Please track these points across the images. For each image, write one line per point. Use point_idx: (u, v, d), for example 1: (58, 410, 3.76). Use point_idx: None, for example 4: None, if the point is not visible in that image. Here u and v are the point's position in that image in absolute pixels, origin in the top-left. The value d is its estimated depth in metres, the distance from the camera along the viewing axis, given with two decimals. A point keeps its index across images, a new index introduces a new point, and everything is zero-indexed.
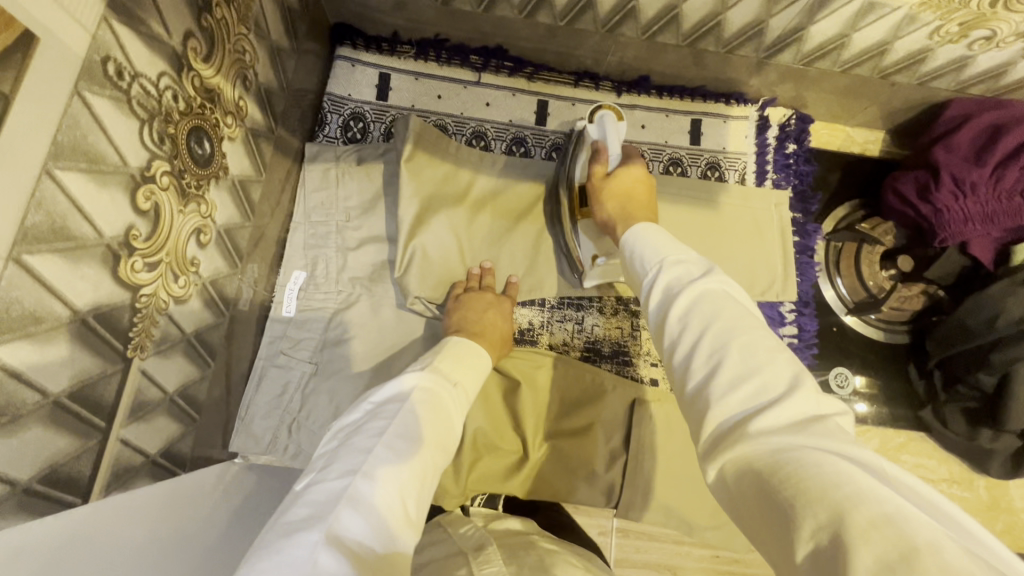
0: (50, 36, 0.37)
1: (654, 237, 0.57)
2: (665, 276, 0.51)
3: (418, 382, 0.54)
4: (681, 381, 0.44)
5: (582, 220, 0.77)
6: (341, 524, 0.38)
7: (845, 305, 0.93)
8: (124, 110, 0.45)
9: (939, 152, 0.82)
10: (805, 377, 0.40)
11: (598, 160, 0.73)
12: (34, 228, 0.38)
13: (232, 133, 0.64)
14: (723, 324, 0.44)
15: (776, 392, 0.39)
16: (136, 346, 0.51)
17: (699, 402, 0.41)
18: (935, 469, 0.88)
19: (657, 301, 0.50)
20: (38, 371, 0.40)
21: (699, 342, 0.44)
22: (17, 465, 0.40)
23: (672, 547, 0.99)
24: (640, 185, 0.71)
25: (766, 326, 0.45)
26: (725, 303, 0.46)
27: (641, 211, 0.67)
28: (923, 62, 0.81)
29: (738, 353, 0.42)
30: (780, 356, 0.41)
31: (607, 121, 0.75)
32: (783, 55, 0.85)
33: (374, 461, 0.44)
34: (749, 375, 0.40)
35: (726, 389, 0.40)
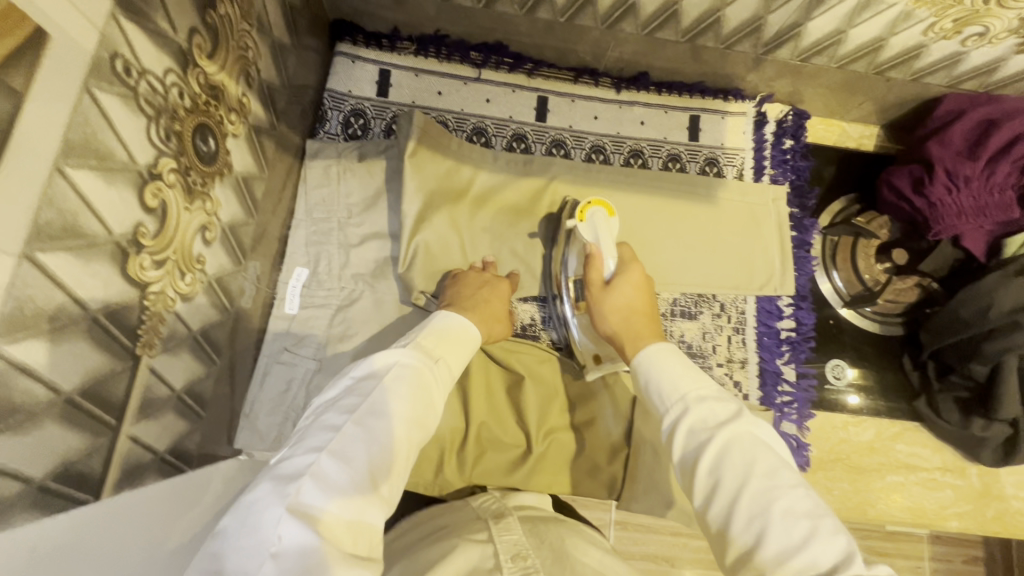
0: (59, 32, 0.37)
1: (671, 365, 0.58)
2: (688, 418, 0.53)
3: (392, 360, 0.54)
4: (722, 541, 0.46)
5: (581, 315, 0.81)
6: (303, 495, 0.40)
7: (842, 298, 0.94)
8: (132, 107, 0.45)
9: (933, 145, 0.83)
10: (846, 542, 0.42)
11: (594, 266, 0.76)
12: (46, 226, 0.38)
13: (236, 130, 0.64)
14: (759, 484, 0.46)
15: (824, 563, 0.41)
16: (144, 344, 0.52)
17: (746, 572, 0.43)
18: (928, 458, 0.90)
19: (682, 448, 0.52)
20: (50, 368, 0.40)
21: (737, 504, 0.46)
22: (32, 461, 0.40)
23: (669, 537, 1.01)
24: (637, 292, 0.74)
25: (801, 482, 0.47)
26: (756, 454, 0.48)
27: (643, 324, 0.70)
28: (918, 58, 0.83)
29: (778, 519, 0.43)
30: (822, 521, 0.43)
31: (598, 223, 0.78)
32: (781, 51, 0.86)
33: (342, 440, 0.45)
34: (793, 544, 0.42)
35: (773, 563, 0.42)
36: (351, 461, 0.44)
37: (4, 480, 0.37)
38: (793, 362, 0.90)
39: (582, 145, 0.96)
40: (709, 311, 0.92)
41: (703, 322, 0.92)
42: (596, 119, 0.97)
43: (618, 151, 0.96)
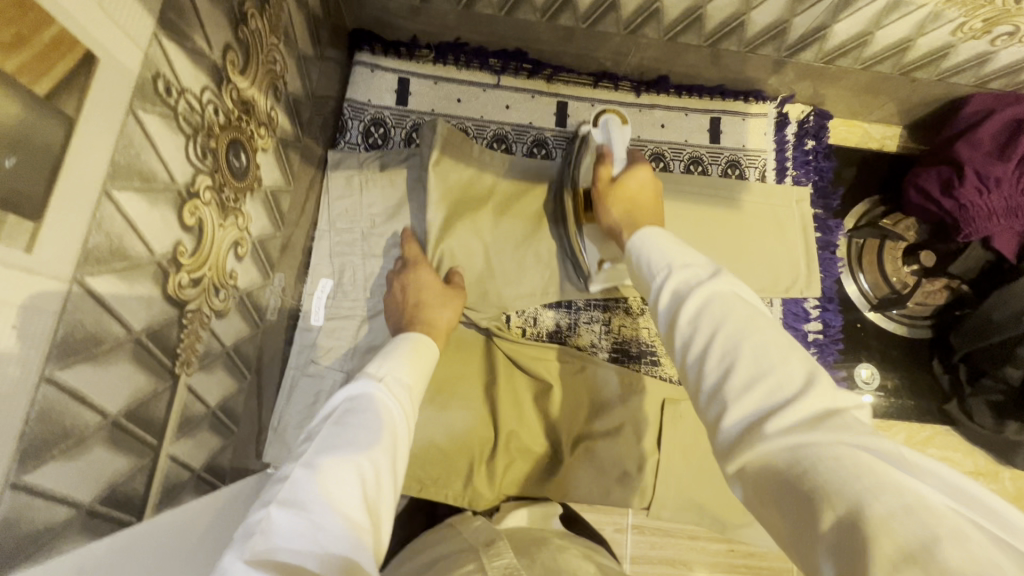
0: (108, 56, 0.37)
1: (658, 241, 0.55)
2: (671, 280, 0.49)
3: (340, 400, 0.52)
4: (694, 387, 0.43)
5: (586, 225, 0.77)
6: (260, 551, 0.36)
7: (869, 301, 0.93)
8: (171, 126, 0.45)
9: (962, 147, 0.82)
10: (820, 372, 0.39)
11: (602, 165, 0.72)
12: (94, 250, 0.38)
13: (265, 144, 0.63)
14: (736, 326, 0.42)
15: (791, 388, 0.38)
16: (182, 362, 0.51)
17: (715, 409, 0.40)
18: (960, 462, 0.89)
19: (664, 304, 0.48)
20: (97, 393, 0.40)
21: (711, 346, 0.42)
22: (80, 487, 0.40)
23: (687, 542, 1.00)
24: (646, 188, 0.70)
25: (778, 325, 0.43)
26: (736, 303, 0.44)
27: (645, 213, 0.65)
28: (945, 58, 0.82)
29: (752, 355, 0.40)
30: (797, 357, 0.40)
31: (610, 124, 0.73)
32: (805, 54, 0.85)
33: (295, 486, 0.41)
34: (764, 375, 0.39)
35: (739, 392, 0.39)
36: (308, 501, 0.39)
37: (54, 507, 0.37)
38: (821, 364, 0.90)
39: None
40: None
41: None
42: None
43: (640, 156, 0.96)
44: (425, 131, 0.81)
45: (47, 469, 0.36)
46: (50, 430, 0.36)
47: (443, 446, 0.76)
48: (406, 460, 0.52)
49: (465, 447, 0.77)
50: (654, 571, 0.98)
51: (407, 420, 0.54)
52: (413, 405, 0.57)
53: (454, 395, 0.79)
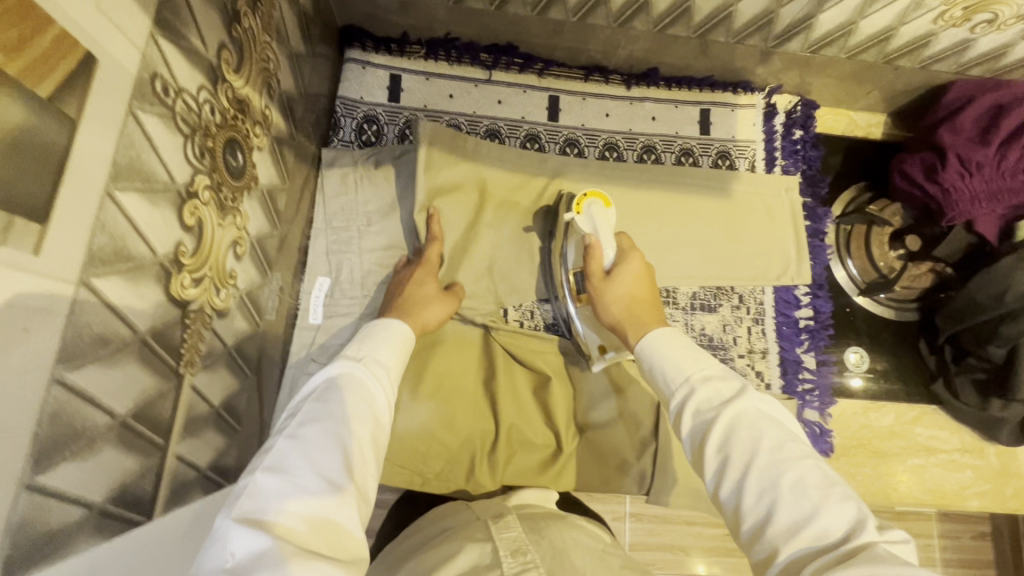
0: (108, 56, 0.37)
1: (670, 348, 0.58)
2: (694, 399, 0.51)
3: (326, 374, 0.53)
4: (734, 520, 0.45)
5: (581, 307, 0.79)
6: (247, 509, 0.40)
7: (857, 286, 0.96)
8: (170, 126, 0.45)
9: (945, 133, 0.84)
10: (863, 512, 0.40)
11: (594, 257, 0.73)
12: (99, 251, 0.38)
13: (261, 143, 0.63)
14: (767, 458, 0.44)
15: (833, 531, 0.39)
16: (186, 362, 0.52)
17: (759, 548, 0.42)
18: (947, 440, 0.92)
19: (689, 430, 0.51)
20: (105, 394, 0.40)
21: (744, 480, 0.44)
22: (92, 487, 0.40)
23: (684, 527, 1.02)
24: (639, 282, 0.72)
25: (811, 453, 0.45)
26: (762, 429, 0.46)
27: (646, 312, 0.68)
28: (927, 46, 0.84)
29: (787, 492, 0.42)
30: (832, 490, 0.41)
31: (596, 214, 0.76)
32: (791, 44, 0.86)
33: (279, 455, 0.44)
34: (805, 520, 0.40)
35: (784, 536, 0.40)
36: (293, 469, 0.43)
37: (67, 507, 0.38)
38: (813, 349, 0.92)
39: (595, 142, 0.96)
40: (729, 304, 0.92)
41: (722, 315, 0.92)
42: (608, 116, 0.97)
43: (631, 148, 0.97)
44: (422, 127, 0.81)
45: (61, 470, 0.36)
46: (62, 431, 0.36)
47: (444, 441, 0.77)
48: (388, 428, 0.53)
49: (466, 441, 0.78)
50: (652, 555, 1.00)
51: (389, 392, 0.55)
52: (394, 381, 0.57)
53: (455, 390, 0.80)
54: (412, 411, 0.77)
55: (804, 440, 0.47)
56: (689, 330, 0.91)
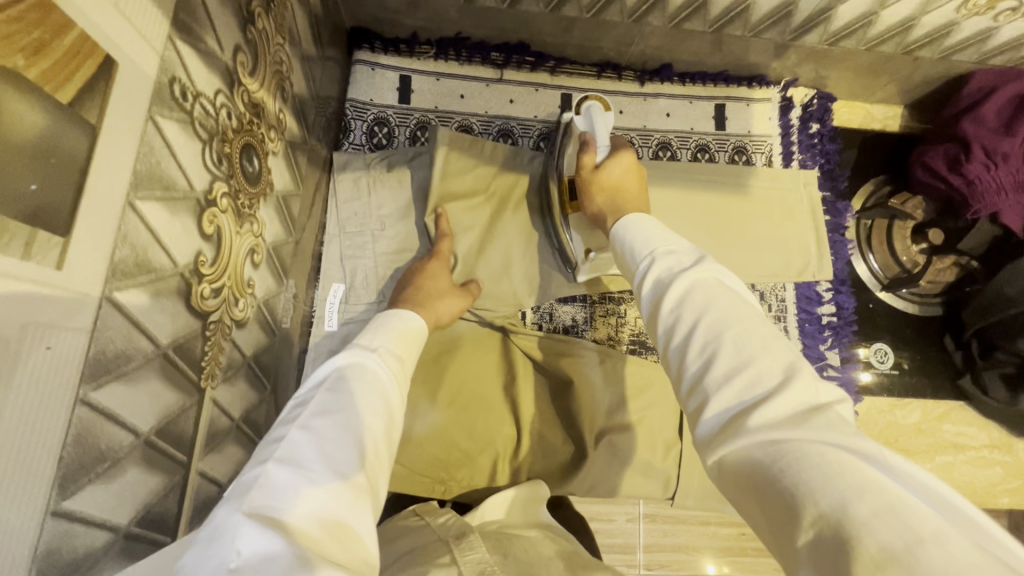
0: (127, 60, 0.35)
1: (644, 226, 0.56)
2: (656, 266, 0.50)
3: (336, 365, 0.51)
4: (676, 376, 0.43)
5: (571, 214, 0.77)
6: (257, 503, 0.36)
7: (880, 281, 0.94)
8: (188, 131, 0.43)
9: (967, 125, 0.83)
10: (801, 365, 0.40)
11: (587, 152, 0.71)
12: (120, 264, 0.36)
13: (276, 147, 0.62)
14: (718, 316, 0.43)
15: (772, 380, 0.38)
16: (207, 375, 0.50)
17: (696, 399, 0.40)
18: (975, 436, 0.90)
19: (646, 292, 0.49)
20: (129, 412, 0.38)
21: (691, 335, 0.43)
22: (118, 510, 0.38)
23: (699, 527, 1.00)
24: (630, 176, 0.70)
25: (760, 316, 0.44)
26: (719, 294, 0.44)
27: (631, 202, 0.66)
28: (948, 36, 0.82)
29: (733, 346, 0.40)
30: (777, 349, 0.41)
31: (596, 115, 0.73)
32: (809, 37, 0.85)
33: (291, 447, 0.41)
34: (745, 368, 0.39)
35: (720, 382, 0.39)
36: (306, 461, 0.40)
37: (93, 531, 0.36)
38: (837, 346, 0.90)
39: None
40: None
41: None
42: (621, 114, 0.95)
43: (646, 145, 0.95)
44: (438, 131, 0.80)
45: (86, 494, 0.35)
46: (87, 454, 0.34)
47: (465, 450, 0.75)
48: (399, 429, 0.51)
49: (487, 448, 0.76)
50: (671, 558, 0.98)
51: (399, 390, 0.53)
52: (404, 380, 0.55)
53: (474, 397, 0.78)
54: (430, 418, 0.75)
55: (755, 305, 0.46)
56: None
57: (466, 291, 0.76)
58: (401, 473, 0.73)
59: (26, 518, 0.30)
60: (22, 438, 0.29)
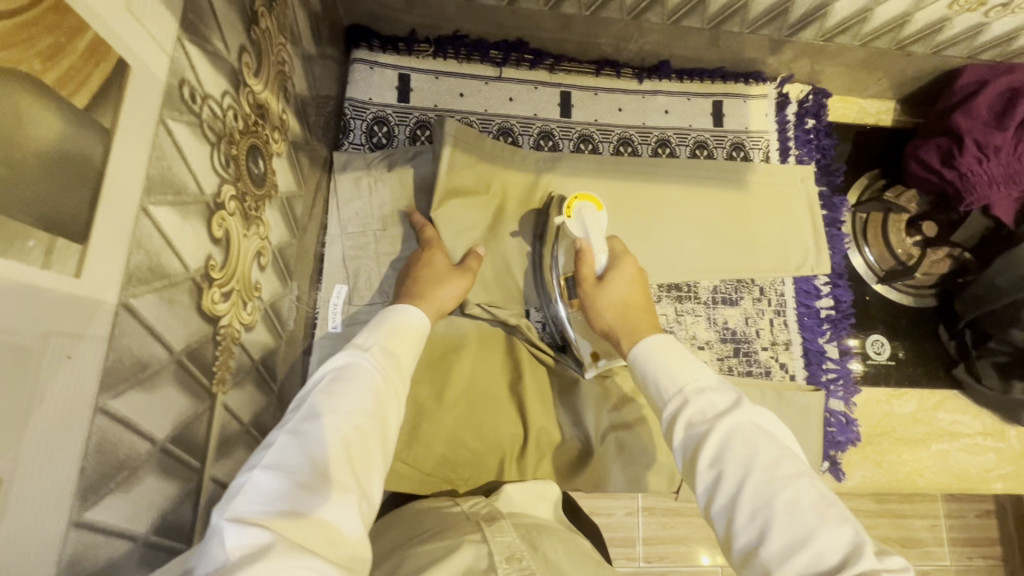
0: (139, 62, 0.34)
1: (664, 355, 0.57)
2: (687, 410, 0.50)
3: (331, 365, 0.51)
4: (725, 538, 0.44)
5: (575, 313, 0.78)
6: (242, 504, 0.37)
7: (875, 274, 0.95)
8: (198, 134, 0.43)
9: (959, 118, 0.84)
10: (855, 534, 0.40)
11: (585, 261, 0.73)
12: (135, 270, 0.36)
13: (279, 148, 0.61)
14: (761, 476, 0.44)
15: (827, 556, 0.39)
16: (219, 381, 0.50)
17: (751, 571, 0.41)
18: (970, 424, 0.92)
19: (679, 440, 0.50)
20: (146, 420, 0.38)
21: (737, 500, 0.44)
22: (136, 518, 0.38)
23: (696, 519, 1.01)
24: (631, 287, 0.72)
25: (806, 473, 0.44)
26: (757, 444, 0.46)
27: (640, 316, 0.68)
28: (941, 31, 0.83)
29: (782, 514, 0.42)
30: (829, 514, 0.41)
31: (586, 219, 0.75)
32: (805, 33, 0.86)
33: (280, 451, 0.42)
34: (798, 542, 0.40)
35: (774, 559, 0.40)
36: (293, 465, 0.41)
37: (113, 541, 0.35)
38: (835, 339, 0.92)
39: (609, 138, 0.95)
40: (750, 296, 0.92)
41: (744, 308, 0.91)
42: (620, 111, 0.95)
43: (646, 142, 0.95)
44: (441, 132, 0.78)
45: (106, 504, 0.34)
46: (106, 464, 0.34)
47: (473, 448, 0.75)
48: (396, 426, 0.51)
49: (495, 446, 0.76)
50: (671, 551, 0.99)
51: (395, 388, 0.53)
52: (402, 377, 0.55)
53: (481, 395, 0.78)
54: (439, 417, 0.75)
55: (800, 459, 0.47)
56: (712, 324, 0.90)
57: (465, 271, 0.75)
58: (410, 473, 0.72)
59: (49, 530, 0.30)
60: (44, 450, 0.29)
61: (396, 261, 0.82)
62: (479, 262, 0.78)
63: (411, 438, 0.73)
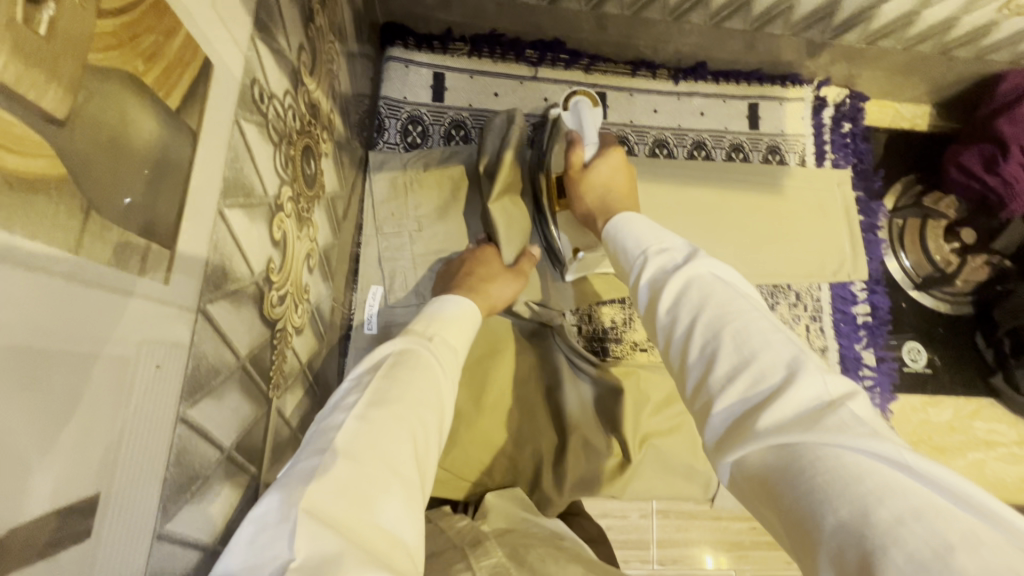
0: (220, 60, 0.34)
1: (631, 226, 0.54)
2: (648, 268, 0.47)
3: (392, 349, 0.49)
4: (681, 379, 0.40)
5: (560, 213, 0.75)
6: (315, 494, 0.34)
7: (912, 280, 0.94)
8: (264, 135, 0.42)
9: (1003, 124, 0.83)
10: (808, 358, 0.36)
11: (573, 151, 0.70)
12: (212, 275, 0.35)
13: (327, 148, 0.60)
14: (717, 316, 0.39)
15: (774, 375, 0.35)
16: (274, 386, 0.49)
17: (701, 402, 0.37)
18: (1006, 433, 0.91)
19: (643, 293, 0.47)
20: (216, 428, 0.37)
21: (692, 334, 0.40)
22: (205, 528, 0.37)
23: (713, 524, 0.99)
24: (618, 174, 0.68)
25: (761, 312, 0.40)
26: (715, 289, 0.42)
27: (622, 201, 0.65)
28: (987, 35, 0.82)
29: (732, 343, 0.38)
30: (779, 341, 0.37)
31: (583, 109, 0.71)
32: (848, 35, 0.84)
33: (350, 437, 0.39)
34: (749, 365, 0.36)
35: (723, 384, 0.36)
36: (364, 455, 0.37)
37: (187, 553, 0.34)
38: (872, 346, 0.91)
39: (645, 140, 0.94)
40: (786, 302, 0.90)
41: (780, 313, 0.90)
42: (656, 112, 0.94)
43: (681, 145, 0.94)
44: (494, 121, 0.80)
45: (182, 515, 0.33)
46: (183, 474, 0.33)
47: (507, 452, 0.74)
48: (450, 420, 0.49)
49: (531, 453, 0.75)
50: (691, 556, 0.97)
51: (451, 383, 0.51)
52: (456, 371, 0.53)
53: (517, 401, 0.77)
54: (475, 423, 0.74)
55: (757, 299, 0.43)
56: None
57: (518, 273, 0.74)
58: (445, 478, 0.71)
59: (134, 546, 0.28)
60: (137, 458, 0.28)
61: (437, 262, 0.81)
62: (532, 263, 0.76)
63: (447, 442, 0.73)
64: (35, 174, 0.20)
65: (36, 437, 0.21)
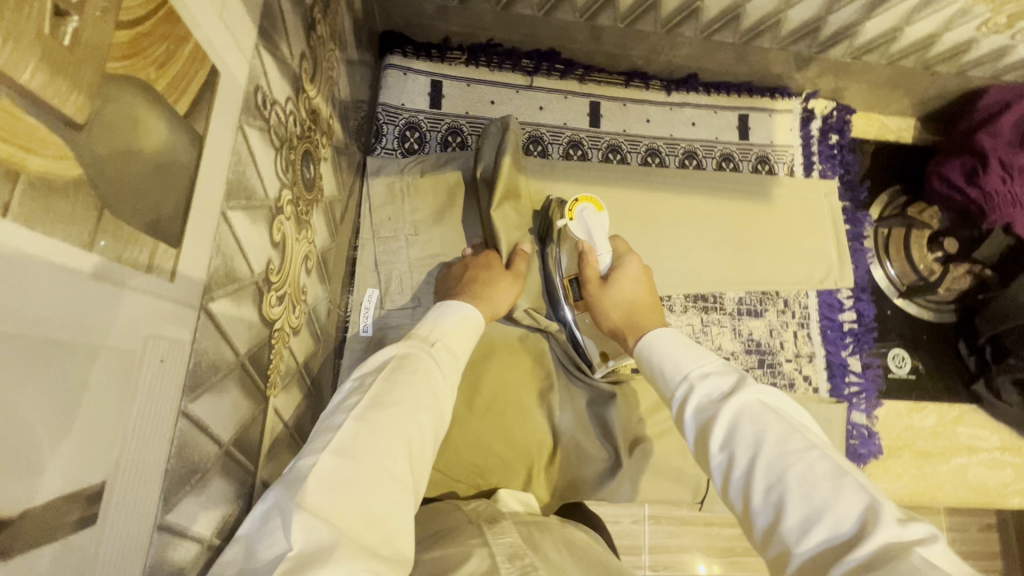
0: (225, 67, 0.35)
1: (670, 348, 0.53)
2: (693, 396, 0.46)
3: (393, 352, 0.50)
4: (744, 519, 0.39)
5: (580, 313, 0.78)
6: (311, 491, 0.35)
7: (897, 289, 0.97)
8: (266, 139, 0.43)
9: (983, 137, 0.86)
10: (879, 501, 0.34)
11: (588, 263, 0.73)
12: (214, 274, 0.36)
13: (326, 153, 0.62)
14: (775, 452, 0.39)
15: (849, 527, 0.34)
16: (270, 384, 0.50)
17: (774, 551, 0.36)
18: (988, 439, 0.93)
19: (689, 421, 0.45)
20: (216, 422, 0.38)
21: (751, 475, 0.39)
22: (203, 521, 0.38)
23: (703, 528, 1.00)
24: (638, 285, 0.71)
25: (820, 445, 0.39)
26: (768, 420, 0.41)
27: (648, 314, 0.66)
28: (967, 52, 0.85)
29: (798, 488, 0.36)
30: (846, 483, 0.36)
31: (589, 219, 0.76)
32: (834, 50, 0.87)
33: (347, 438, 0.40)
34: (818, 513, 0.35)
35: (795, 536, 0.35)
36: (360, 455, 0.39)
37: (185, 545, 0.35)
38: (857, 352, 0.93)
39: (637, 148, 0.96)
40: (774, 308, 0.92)
41: (768, 319, 0.91)
42: (649, 122, 0.96)
43: (673, 154, 0.96)
44: (489, 130, 0.82)
45: (181, 506, 0.34)
46: (183, 467, 0.34)
47: (501, 454, 0.75)
48: (448, 422, 0.50)
49: (523, 455, 0.76)
50: (681, 560, 0.98)
51: (450, 386, 0.52)
52: (456, 375, 0.54)
53: (510, 403, 0.78)
54: (467, 424, 0.75)
55: (815, 433, 0.42)
56: (737, 335, 0.90)
57: (516, 275, 0.75)
58: (439, 480, 0.72)
59: (137, 533, 0.30)
60: (141, 449, 0.29)
61: (436, 267, 0.82)
62: (525, 261, 0.77)
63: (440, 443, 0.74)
64: (55, 173, 0.21)
65: (51, 423, 0.23)
